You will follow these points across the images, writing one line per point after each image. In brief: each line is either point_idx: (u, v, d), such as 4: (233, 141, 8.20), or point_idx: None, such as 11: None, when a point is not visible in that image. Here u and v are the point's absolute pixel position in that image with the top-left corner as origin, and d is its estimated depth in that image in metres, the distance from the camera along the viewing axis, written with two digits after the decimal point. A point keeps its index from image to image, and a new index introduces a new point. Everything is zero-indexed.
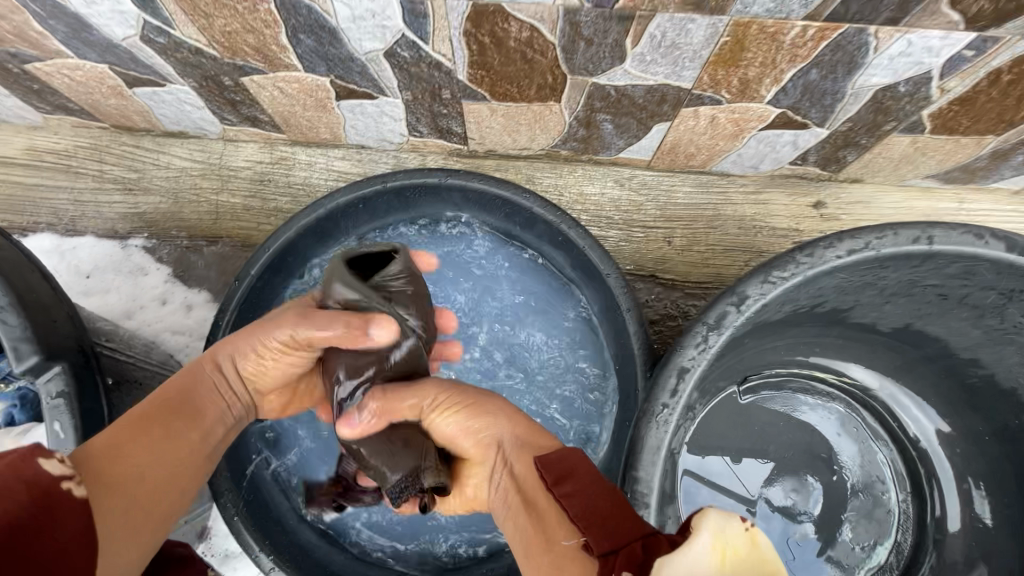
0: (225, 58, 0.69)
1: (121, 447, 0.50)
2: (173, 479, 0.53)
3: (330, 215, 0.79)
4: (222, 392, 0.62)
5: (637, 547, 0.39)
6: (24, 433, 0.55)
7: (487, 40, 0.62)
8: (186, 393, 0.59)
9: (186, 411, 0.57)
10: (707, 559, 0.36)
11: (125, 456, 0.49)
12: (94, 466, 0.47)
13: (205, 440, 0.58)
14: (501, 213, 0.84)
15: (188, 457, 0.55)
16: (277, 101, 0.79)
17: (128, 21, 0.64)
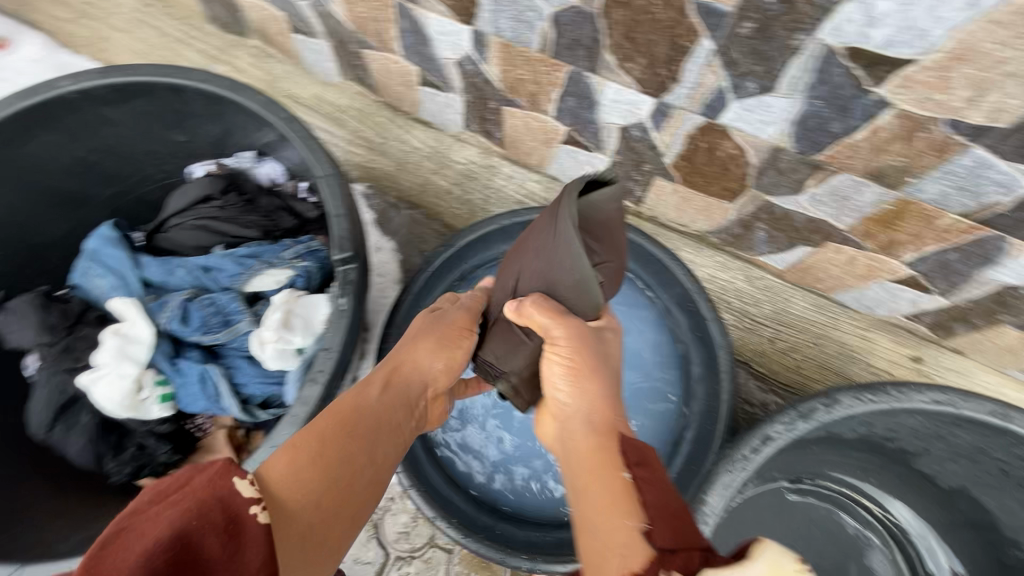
0: (503, 92, 0.93)
1: (301, 460, 0.58)
2: (349, 489, 0.60)
3: (523, 223, 1.02)
4: (389, 417, 0.70)
5: (696, 557, 0.48)
6: (301, 298, 0.78)
7: (702, 144, 0.82)
8: (356, 410, 0.67)
9: (354, 428, 0.65)
10: None
11: (306, 470, 0.57)
12: (284, 487, 0.54)
13: (381, 454, 0.67)
14: (650, 268, 1.02)
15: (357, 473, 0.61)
16: (516, 128, 1.02)
17: (457, 51, 0.89)
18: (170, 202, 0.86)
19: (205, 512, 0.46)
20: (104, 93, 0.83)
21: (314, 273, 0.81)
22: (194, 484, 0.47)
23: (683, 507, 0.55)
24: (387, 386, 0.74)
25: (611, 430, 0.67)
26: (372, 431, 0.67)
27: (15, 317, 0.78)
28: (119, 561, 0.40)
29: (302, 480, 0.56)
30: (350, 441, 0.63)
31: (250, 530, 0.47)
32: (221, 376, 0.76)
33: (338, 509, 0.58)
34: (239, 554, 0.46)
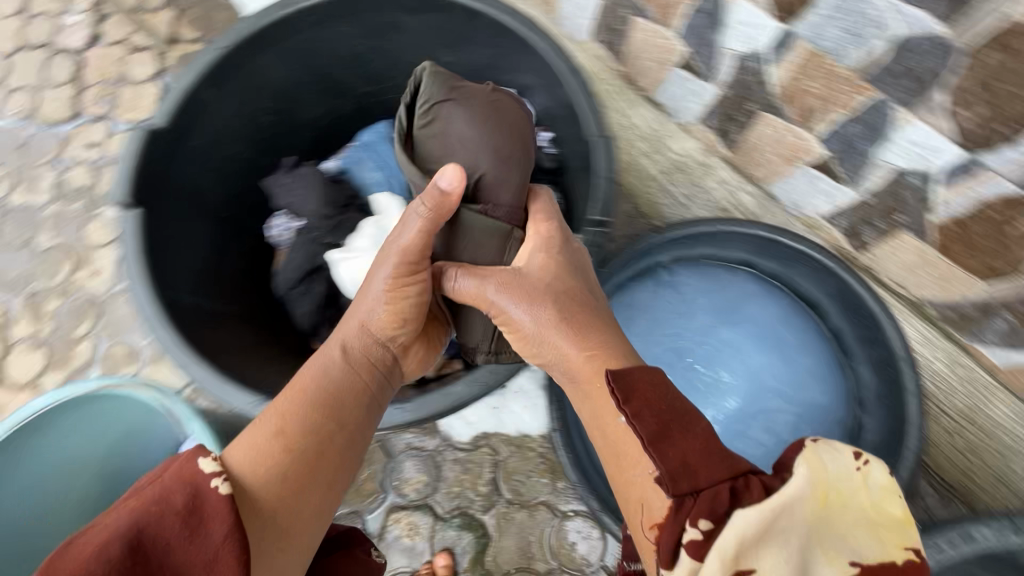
0: (775, 97, 0.89)
1: (262, 440, 0.63)
2: (314, 461, 0.64)
3: (743, 234, 0.98)
4: (354, 386, 0.72)
5: (723, 490, 0.52)
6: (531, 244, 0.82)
7: (993, 214, 0.75)
8: (321, 385, 0.70)
9: (319, 403, 0.68)
10: (814, 493, 0.51)
11: (269, 447, 0.62)
12: (246, 472, 0.60)
13: (348, 418, 0.69)
14: (855, 320, 0.96)
15: (324, 445, 0.66)
16: (762, 137, 0.98)
17: (749, 44, 0.86)
18: None
19: (171, 495, 0.54)
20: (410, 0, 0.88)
21: None
22: (161, 474, 0.56)
23: (697, 448, 0.55)
24: (354, 357, 0.75)
25: (598, 377, 0.67)
26: (340, 402, 0.70)
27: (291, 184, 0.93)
28: (84, 550, 0.50)
29: (268, 459, 0.61)
30: (317, 416, 0.67)
31: (213, 503, 0.55)
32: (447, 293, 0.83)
33: (307, 485, 0.63)
34: (202, 528, 0.54)
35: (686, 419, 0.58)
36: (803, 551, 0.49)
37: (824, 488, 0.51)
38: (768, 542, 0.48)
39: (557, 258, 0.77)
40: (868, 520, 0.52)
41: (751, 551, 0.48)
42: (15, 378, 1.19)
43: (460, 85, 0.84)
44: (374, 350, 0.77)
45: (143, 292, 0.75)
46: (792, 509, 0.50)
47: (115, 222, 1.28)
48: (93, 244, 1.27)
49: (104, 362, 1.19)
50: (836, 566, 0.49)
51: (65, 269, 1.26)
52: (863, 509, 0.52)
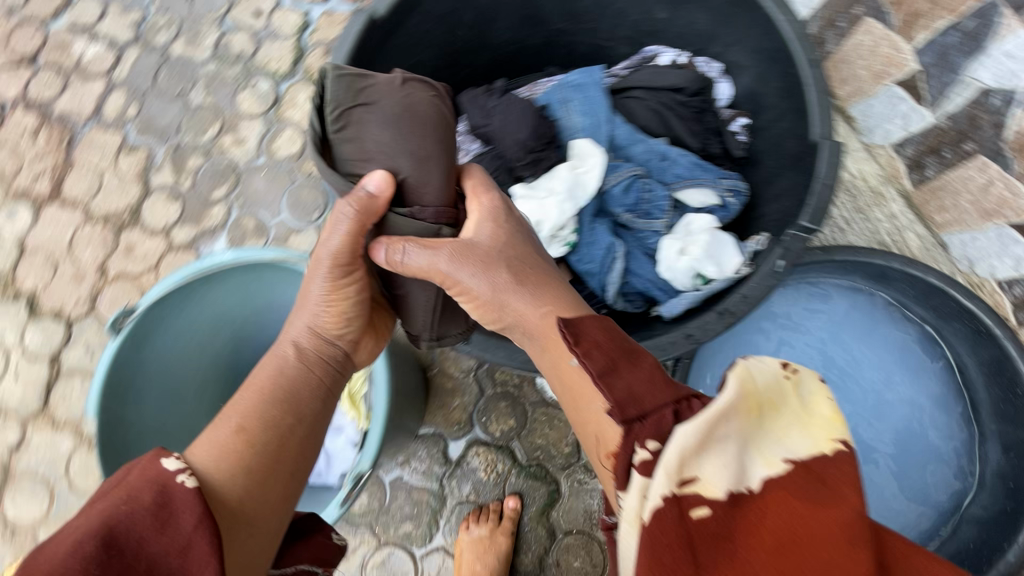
0: (1006, 145, 0.84)
1: (220, 437, 0.60)
2: (273, 452, 0.62)
3: (905, 274, 0.91)
4: (307, 381, 0.69)
5: (666, 415, 0.49)
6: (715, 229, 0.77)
7: None
8: (275, 384, 0.67)
9: (277, 398, 0.66)
10: (744, 407, 0.47)
11: (223, 446, 0.60)
12: (208, 470, 0.57)
13: (307, 410, 0.67)
14: (1000, 386, 0.89)
15: (285, 436, 0.63)
16: (965, 181, 0.92)
17: (1002, 80, 0.81)
18: (640, 74, 0.86)
19: (139, 493, 0.50)
20: None
21: (731, 212, 0.81)
22: (124, 475, 0.53)
23: (645, 377, 0.53)
24: (307, 353, 0.70)
25: (551, 329, 0.62)
26: (291, 394, 0.67)
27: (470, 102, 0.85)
28: (57, 548, 0.46)
29: (227, 453, 0.59)
30: (273, 411, 0.64)
31: (181, 494, 0.52)
32: (619, 257, 0.78)
33: (268, 476, 0.60)
34: (173, 519, 0.50)
35: (632, 354, 0.55)
36: (733, 453, 0.45)
37: (754, 398, 0.47)
38: (707, 453, 0.45)
39: (507, 227, 0.67)
40: (806, 423, 0.47)
41: (692, 460, 0.44)
42: (150, 221, 1.25)
43: (369, 82, 0.64)
44: (324, 349, 0.72)
45: None
46: (716, 425, 0.46)
47: (267, 97, 1.30)
48: (243, 113, 1.29)
49: (233, 229, 1.23)
50: (774, 469, 0.45)
51: (213, 130, 1.30)
52: (797, 415, 0.48)
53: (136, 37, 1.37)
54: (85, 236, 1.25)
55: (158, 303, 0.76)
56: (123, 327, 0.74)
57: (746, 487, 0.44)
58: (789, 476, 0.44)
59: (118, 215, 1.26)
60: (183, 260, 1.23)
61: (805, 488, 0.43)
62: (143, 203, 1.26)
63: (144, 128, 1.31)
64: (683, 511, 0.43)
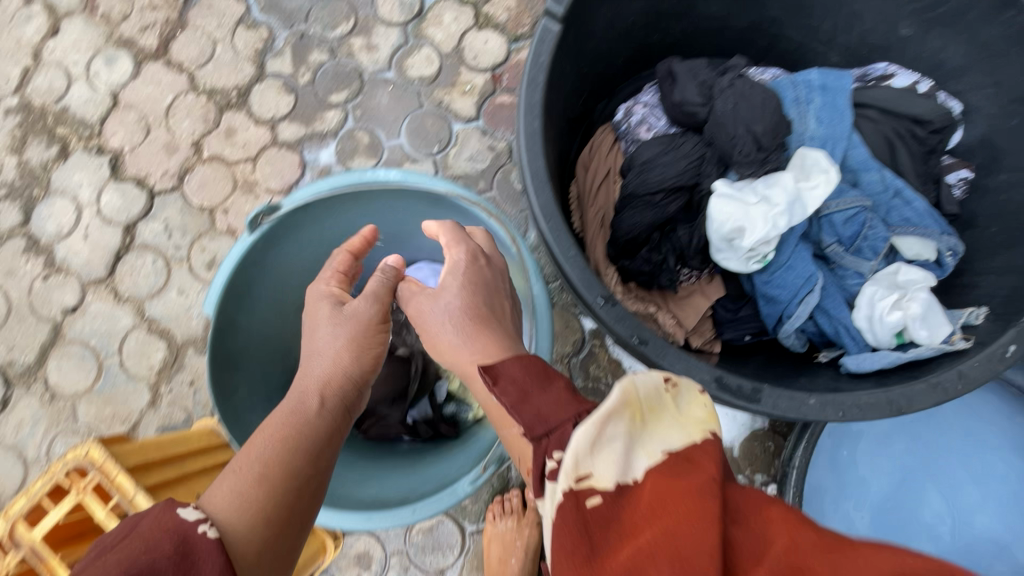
0: None
1: (236, 483, 0.52)
2: (293, 496, 0.53)
3: None
4: (329, 423, 0.58)
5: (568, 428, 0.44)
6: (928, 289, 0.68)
7: None
8: (295, 430, 0.56)
9: (302, 441, 0.56)
10: (624, 414, 0.43)
11: (236, 485, 0.52)
12: (217, 520, 0.49)
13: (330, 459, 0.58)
14: None
15: (305, 489, 0.55)
16: None
17: None
18: (876, 90, 0.75)
19: (158, 540, 0.44)
20: None
21: (943, 272, 0.71)
22: (137, 525, 0.46)
23: (556, 399, 0.46)
24: (332, 399, 0.60)
25: (474, 373, 0.55)
26: (314, 433, 0.57)
27: (677, 78, 0.76)
28: None
29: (239, 498, 0.51)
30: (299, 460, 0.55)
31: (204, 543, 0.46)
32: (814, 291, 0.70)
33: (287, 532, 0.52)
34: (196, 570, 0.45)
35: (545, 379, 0.49)
36: (618, 453, 0.41)
37: (633, 407, 0.43)
38: (599, 451, 0.41)
39: (471, 281, 0.63)
40: (684, 424, 0.44)
41: (586, 458, 0.41)
42: (257, 109, 1.16)
43: None
44: (349, 393, 0.61)
45: (531, 124, 0.66)
46: (598, 431, 0.42)
47: (411, 6, 1.18)
48: (380, 18, 1.18)
49: (345, 140, 1.14)
50: (654, 462, 0.41)
51: (344, 28, 1.18)
52: (678, 420, 0.44)
53: None
54: (185, 106, 1.16)
55: (303, 209, 0.68)
56: (262, 225, 0.66)
57: (630, 480, 0.41)
58: (666, 465, 0.41)
59: (224, 93, 1.16)
60: (285, 158, 1.14)
61: (675, 470, 0.40)
62: (253, 87, 1.16)
63: (270, 7, 1.20)
64: (580, 503, 0.40)
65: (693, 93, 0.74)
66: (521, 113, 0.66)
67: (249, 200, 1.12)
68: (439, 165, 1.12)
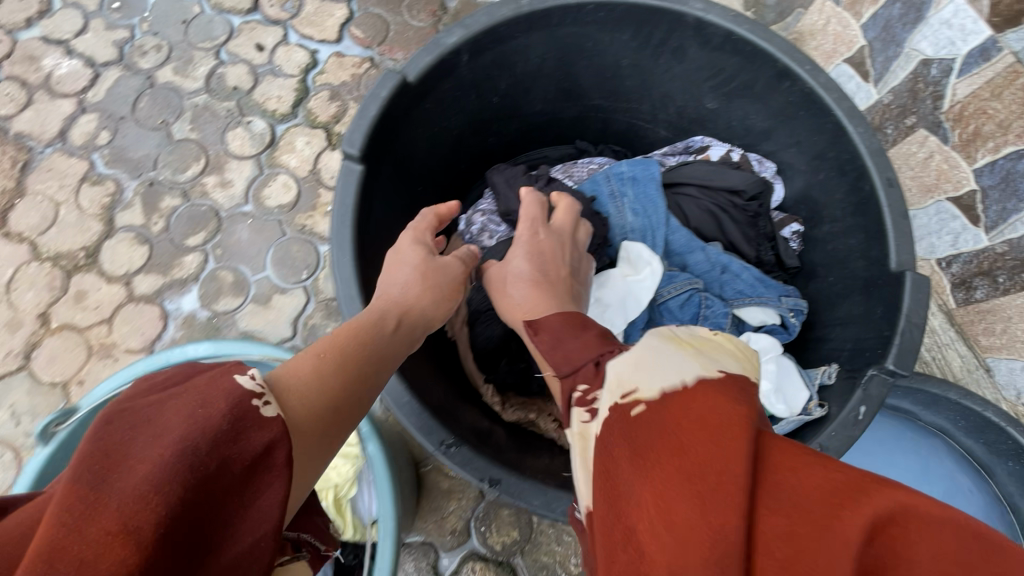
0: None
1: (307, 366, 0.48)
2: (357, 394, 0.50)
3: (961, 404, 0.84)
4: (400, 343, 0.58)
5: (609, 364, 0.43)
6: (778, 358, 0.68)
7: None
8: (363, 339, 0.54)
9: (365, 349, 0.54)
10: (666, 346, 0.39)
11: (315, 368, 0.48)
12: (284, 387, 0.44)
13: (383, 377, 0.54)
14: None
15: (361, 396, 0.50)
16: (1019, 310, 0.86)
17: None
18: (690, 169, 0.78)
19: (220, 402, 0.36)
20: (716, 36, 0.75)
21: (793, 333, 0.72)
22: (192, 377, 0.39)
23: (589, 341, 0.46)
24: (406, 324, 0.60)
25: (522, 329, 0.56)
26: (377, 349, 0.55)
27: (503, 188, 0.81)
28: (143, 443, 0.33)
29: (319, 376, 0.47)
30: (362, 364, 0.52)
31: (268, 419, 0.38)
32: None
33: (337, 431, 0.46)
34: (261, 439, 0.37)
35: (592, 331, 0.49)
36: (669, 369, 0.36)
37: (674, 340, 0.39)
38: (640, 376, 0.38)
39: (540, 237, 0.63)
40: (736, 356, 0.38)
41: (629, 380, 0.38)
42: (108, 266, 1.09)
43: None
44: (413, 322, 0.61)
45: (344, 266, 0.63)
46: (642, 363, 0.39)
47: (261, 138, 1.18)
48: (232, 153, 1.17)
49: (207, 282, 1.08)
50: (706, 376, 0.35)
51: (195, 168, 1.16)
52: (730, 354, 0.38)
53: (119, 57, 1.25)
54: (28, 277, 1.09)
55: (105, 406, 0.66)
56: (57, 433, 0.63)
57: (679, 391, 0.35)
58: (718, 381, 0.34)
59: (71, 256, 1.10)
60: (143, 313, 1.07)
61: (722, 387, 0.34)
62: (103, 244, 1.11)
63: (115, 160, 1.17)
64: (626, 417, 0.36)
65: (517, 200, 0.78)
66: (332, 255, 0.63)
67: (106, 365, 1.04)
68: (310, 291, 1.08)
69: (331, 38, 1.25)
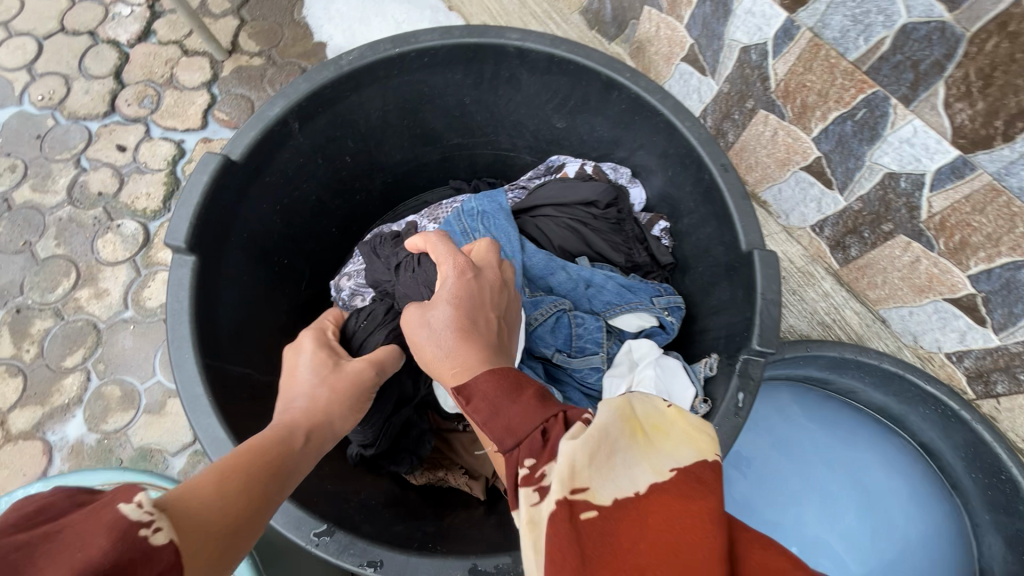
0: (923, 225, 0.80)
1: (211, 483, 0.38)
2: (263, 514, 0.40)
3: (864, 362, 0.85)
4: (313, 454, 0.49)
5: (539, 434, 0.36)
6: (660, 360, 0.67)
7: None
8: (275, 446, 0.46)
9: (279, 453, 0.45)
10: (622, 426, 0.34)
11: (211, 484, 0.38)
12: (188, 509, 0.35)
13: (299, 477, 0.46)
14: (937, 424, 0.85)
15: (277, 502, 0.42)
16: (890, 259, 0.88)
17: (905, 164, 0.76)
18: (547, 191, 0.79)
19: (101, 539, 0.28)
20: (540, 60, 0.77)
21: (672, 331, 0.72)
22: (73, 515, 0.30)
23: (521, 409, 0.38)
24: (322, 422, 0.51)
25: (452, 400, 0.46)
26: (294, 461, 0.46)
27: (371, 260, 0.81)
28: None
29: (216, 495, 0.37)
30: (275, 467, 0.44)
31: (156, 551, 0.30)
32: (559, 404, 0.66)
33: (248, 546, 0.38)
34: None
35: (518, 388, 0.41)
36: (621, 469, 0.33)
37: (633, 421, 0.35)
38: (597, 467, 0.32)
39: (466, 283, 0.53)
40: (696, 441, 0.35)
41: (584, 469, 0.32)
42: None
43: None
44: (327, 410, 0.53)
45: (186, 362, 0.59)
46: (600, 449, 0.33)
47: (134, 238, 1.12)
48: (104, 261, 1.11)
49: (93, 402, 1.01)
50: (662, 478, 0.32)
51: (65, 284, 1.09)
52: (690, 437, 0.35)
53: None
54: None
55: None
56: None
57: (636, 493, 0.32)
58: (678, 485, 0.32)
59: None
60: (24, 451, 0.98)
61: (686, 493, 0.31)
62: None
63: None
64: (574, 515, 0.31)
65: (383, 270, 0.79)
66: (171, 353, 0.59)
67: None
68: None
69: (195, 125, 1.23)
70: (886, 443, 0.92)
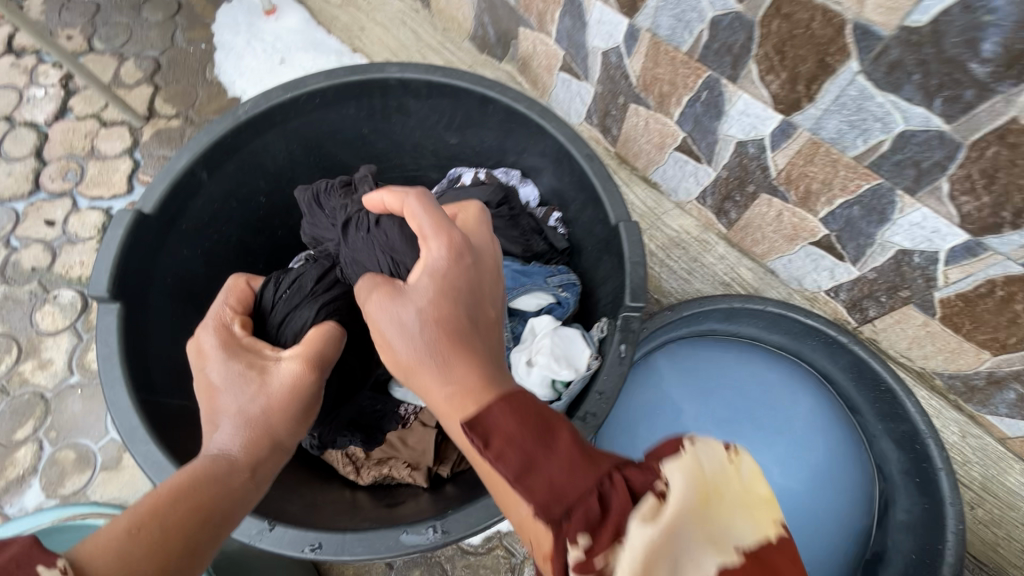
0: (776, 181, 0.92)
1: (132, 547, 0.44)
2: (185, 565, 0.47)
3: (751, 309, 0.95)
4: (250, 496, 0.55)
5: (592, 507, 0.36)
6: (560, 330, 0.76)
7: (959, 302, 0.83)
8: (210, 495, 0.51)
9: (213, 498, 0.51)
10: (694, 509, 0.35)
11: (118, 545, 0.44)
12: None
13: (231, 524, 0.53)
14: (824, 351, 0.96)
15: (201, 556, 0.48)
16: (761, 216, 1.00)
17: (748, 132, 0.88)
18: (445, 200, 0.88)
19: None
20: (420, 87, 0.86)
21: (569, 305, 0.82)
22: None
23: (563, 467, 0.38)
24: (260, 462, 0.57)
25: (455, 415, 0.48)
26: (225, 505, 0.52)
27: (316, 209, 0.90)
28: None
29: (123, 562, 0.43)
30: (204, 514, 0.50)
31: None
32: None
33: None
34: None
35: (547, 433, 0.40)
36: (686, 560, 0.33)
37: (702, 490, 0.35)
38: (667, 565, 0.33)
39: (455, 277, 0.55)
40: (752, 508, 0.36)
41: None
42: None
43: None
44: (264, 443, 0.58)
45: (120, 399, 0.64)
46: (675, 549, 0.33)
47: (72, 306, 1.16)
48: (45, 332, 1.14)
49: (48, 469, 1.03)
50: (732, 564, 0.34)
51: (8, 360, 1.12)
52: (746, 499, 0.36)
53: None
54: None
55: None
56: None
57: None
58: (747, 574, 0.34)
59: None
60: None
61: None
62: None
63: None
64: None
65: (326, 221, 0.89)
66: (105, 393, 0.64)
67: None
68: None
69: (122, 190, 1.28)
70: (791, 376, 1.03)
